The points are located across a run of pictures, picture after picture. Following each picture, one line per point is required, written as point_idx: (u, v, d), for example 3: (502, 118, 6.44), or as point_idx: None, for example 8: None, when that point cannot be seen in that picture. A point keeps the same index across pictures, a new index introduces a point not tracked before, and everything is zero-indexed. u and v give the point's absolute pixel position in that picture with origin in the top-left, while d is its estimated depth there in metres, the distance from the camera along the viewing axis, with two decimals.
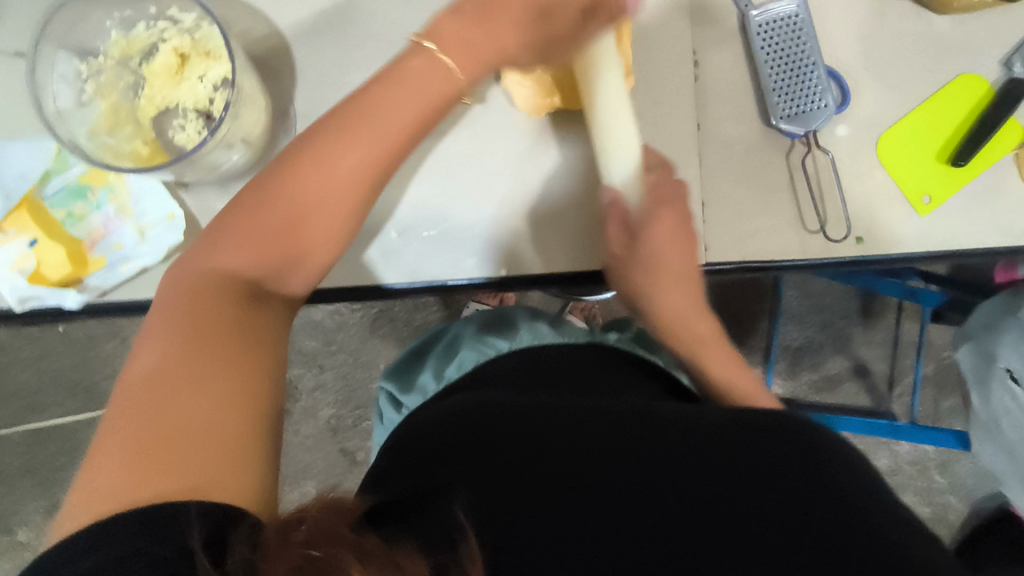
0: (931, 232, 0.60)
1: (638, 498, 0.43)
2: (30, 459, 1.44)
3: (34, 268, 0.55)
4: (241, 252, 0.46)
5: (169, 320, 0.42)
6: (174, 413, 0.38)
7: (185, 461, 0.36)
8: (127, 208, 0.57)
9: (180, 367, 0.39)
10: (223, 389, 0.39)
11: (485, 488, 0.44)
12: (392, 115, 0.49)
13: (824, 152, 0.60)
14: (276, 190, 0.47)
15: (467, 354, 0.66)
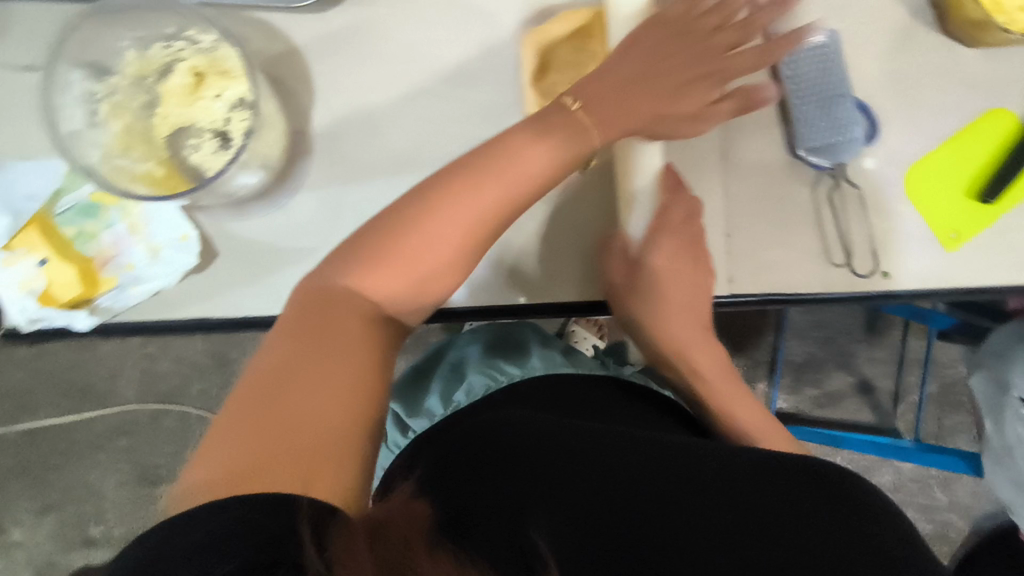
0: (955, 269, 0.59)
1: (678, 537, 0.48)
2: (24, 460, 1.42)
3: (44, 288, 0.53)
4: (378, 279, 0.49)
5: (294, 334, 0.45)
6: (288, 404, 0.41)
7: (290, 458, 0.38)
8: (139, 227, 0.56)
9: (296, 377, 0.42)
10: (332, 407, 0.41)
11: (561, 520, 0.48)
12: (523, 169, 0.51)
13: (852, 187, 0.59)
14: (398, 224, 0.50)
15: (478, 380, 0.70)
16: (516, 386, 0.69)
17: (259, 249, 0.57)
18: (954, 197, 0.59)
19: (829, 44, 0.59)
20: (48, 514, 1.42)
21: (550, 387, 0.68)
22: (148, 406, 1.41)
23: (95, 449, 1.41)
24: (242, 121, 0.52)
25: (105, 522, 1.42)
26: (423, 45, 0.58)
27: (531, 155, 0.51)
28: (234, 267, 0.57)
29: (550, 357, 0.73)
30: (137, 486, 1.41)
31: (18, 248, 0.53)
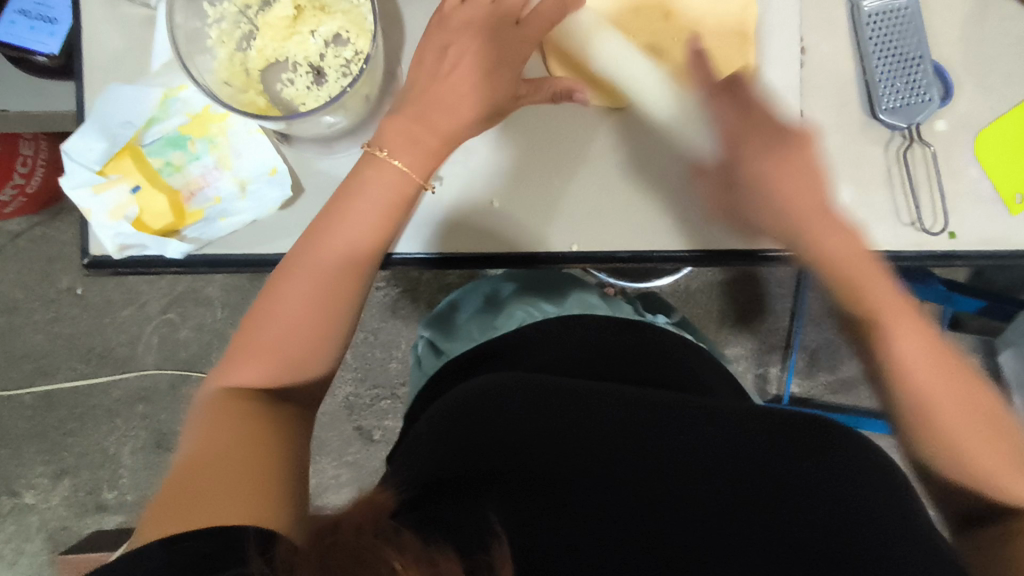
0: (1018, 231, 0.61)
1: (644, 506, 0.46)
2: (40, 423, 1.42)
3: (136, 216, 0.54)
4: (258, 359, 0.50)
5: (215, 416, 0.46)
6: (201, 459, 0.42)
7: (210, 496, 0.40)
8: (228, 161, 0.56)
9: (229, 433, 0.44)
10: (246, 449, 0.43)
11: (518, 497, 0.45)
12: (366, 209, 0.52)
13: (925, 146, 0.61)
14: (287, 273, 0.51)
15: (516, 311, 0.70)
16: (547, 322, 0.67)
17: None
18: (1021, 164, 0.61)
19: (910, 6, 0.60)
20: (63, 478, 1.41)
21: (542, 342, 0.65)
22: (166, 373, 1.41)
23: (113, 414, 1.41)
24: (336, 57, 0.53)
25: (120, 488, 1.41)
26: None
27: (387, 170, 0.52)
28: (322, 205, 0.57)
29: (588, 298, 0.72)
30: (154, 453, 1.41)
31: (112, 175, 0.54)
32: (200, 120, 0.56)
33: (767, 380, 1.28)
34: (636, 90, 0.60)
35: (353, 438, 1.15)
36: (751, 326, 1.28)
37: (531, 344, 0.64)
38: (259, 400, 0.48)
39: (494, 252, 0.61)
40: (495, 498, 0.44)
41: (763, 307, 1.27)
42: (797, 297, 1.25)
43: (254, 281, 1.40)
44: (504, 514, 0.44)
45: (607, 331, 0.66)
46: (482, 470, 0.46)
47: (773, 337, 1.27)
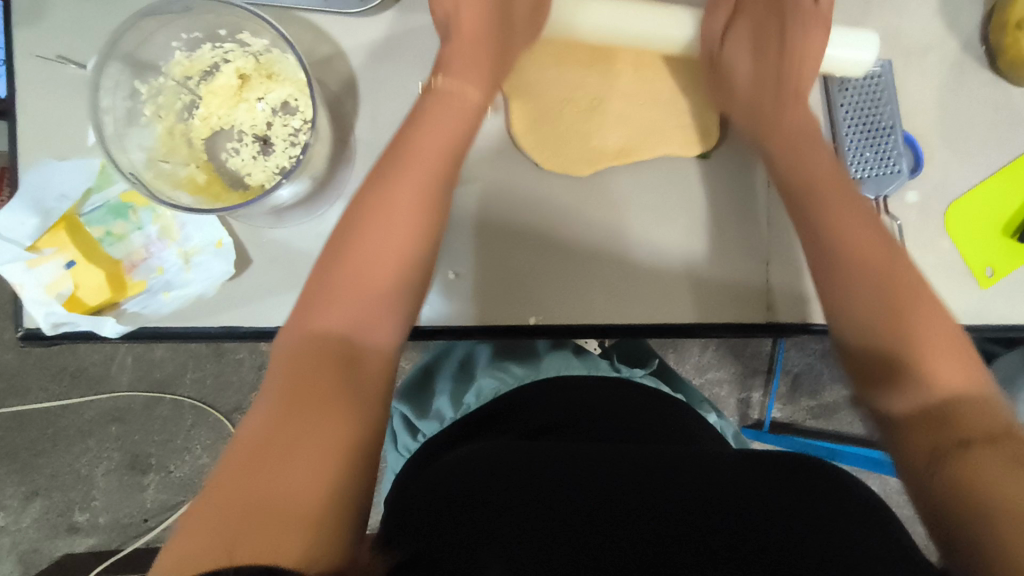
0: (990, 304, 0.59)
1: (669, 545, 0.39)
2: (11, 444, 1.39)
3: (70, 291, 0.51)
4: (338, 311, 0.45)
5: (266, 408, 0.40)
6: (262, 473, 0.37)
7: (257, 529, 0.34)
8: (172, 232, 0.54)
9: (281, 432, 0.39)
10: (314, 446, 0.38)
11: (518, 550, 0.39)
12: (429, 137, 0.50)
13: (893, 220, 0.59)
14: (358, 241, 0.47)
15: (487, 381, 0.67)
16: (524, 388, 0.65)
17: (300, 258, 0.55)
18: (990, 237, 0.59)
19: (884, 73, 0.59)
20: (34, 500, 1.38)
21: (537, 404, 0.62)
22: (141, 393, 1.38)
23: (85, 435, 1.38)
24: (284, 126, 0.51)
25: (92, 510, 1.38)
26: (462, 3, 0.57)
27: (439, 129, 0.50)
28: (275, 276, 0.55)
29: (564, 358, 0.69)
30: (127, 474, 1.39)
31: (46, 248, 0.51)
32: None
33: (749, 407, 1.27)
34: (597, 157, 0.58)
35: None
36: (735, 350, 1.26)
37: (515, 413, 0.61)
38: (336, 378, 0.42)
39: (470, 327, 0.56)
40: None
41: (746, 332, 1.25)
42: None
43: None
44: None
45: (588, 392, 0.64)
46: (475, 527, 0.41)
47: (756, 361, 1.26)
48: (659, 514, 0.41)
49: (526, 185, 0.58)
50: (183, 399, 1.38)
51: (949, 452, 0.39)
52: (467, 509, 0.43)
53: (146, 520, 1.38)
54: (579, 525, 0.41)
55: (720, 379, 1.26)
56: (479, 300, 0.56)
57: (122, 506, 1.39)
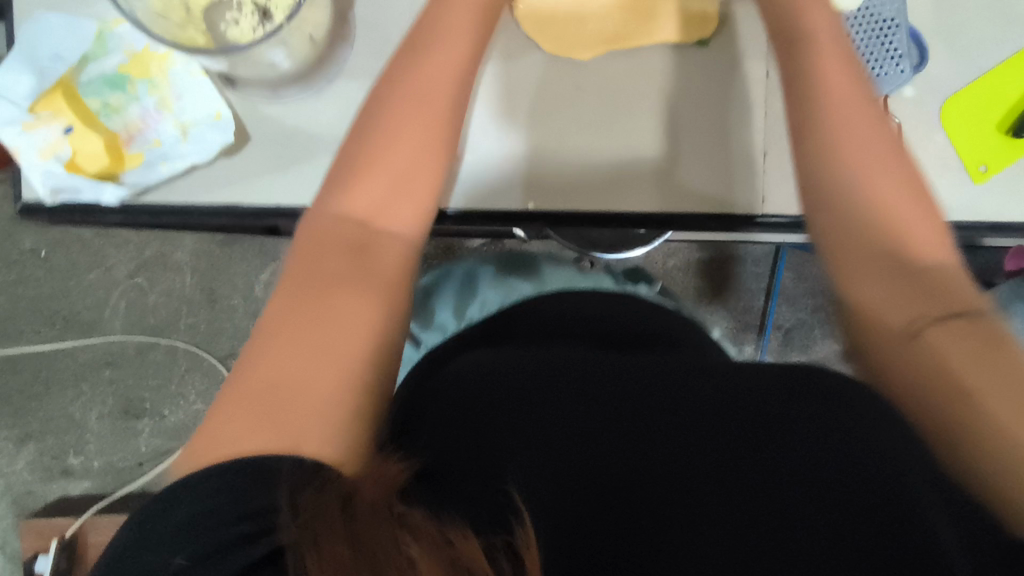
0: (981, 200, 0.60)
1: (668, 448, 0.38)
2: (5, 386, 1.39)
3: (69, 157, 0.51)
4: (360, 198, 0.46)
5: (286, 317, 0.41)
6: (277, 369, 0.39)
7: (291, 410, 0.38)
8: (169, 102, 0.53)
9: (292, 324, 0.40)
10: (329, 336, 0.40)
11: (525, 459, 0.38)
12: (456, 16, 0.52)
13: (893, 119, 0.60)
14: (384, 135, 0.48)
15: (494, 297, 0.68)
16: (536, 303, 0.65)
17: (295, 135, 0.55)
18: (985, 133, 0.60)
19: None
20: (28, 442, 1.39)
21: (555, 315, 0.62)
22: (134, 337, 1.38)
23: (79, 378, 1.38)
24: None
25: (86, 454, 1.38)
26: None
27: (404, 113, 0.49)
28: (270, 152, 0.55)
29: (568, 274, 0.69)
30: (121, 419, 1.38)
31: (43, 112, 0.51)
32: (140, 59, 0.53)
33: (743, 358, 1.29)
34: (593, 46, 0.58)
35: None
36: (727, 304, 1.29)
37: (527, 321, 0.63)
38: (353, 259, 0.44)
39: (473, 209, 0.59)
40: (517, 454, 0.38)
41: (739, 287, 1.28)
42: (772, 278, 1.25)
43: (223, 244, 1.37)
44: (520, 467, 0.38)
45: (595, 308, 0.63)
46: (477, 440, 0.39)
47: (748, 316, 1.28)
48: (687, 391, 0.40)
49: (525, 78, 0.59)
50: (176, 343, 1.37)
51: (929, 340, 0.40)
52: (489, 396, 0.41)
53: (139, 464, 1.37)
54: (607, 404, 0.40)
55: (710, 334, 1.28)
56: (479, 184, 0.59)
57: (116, 451, 1.38)
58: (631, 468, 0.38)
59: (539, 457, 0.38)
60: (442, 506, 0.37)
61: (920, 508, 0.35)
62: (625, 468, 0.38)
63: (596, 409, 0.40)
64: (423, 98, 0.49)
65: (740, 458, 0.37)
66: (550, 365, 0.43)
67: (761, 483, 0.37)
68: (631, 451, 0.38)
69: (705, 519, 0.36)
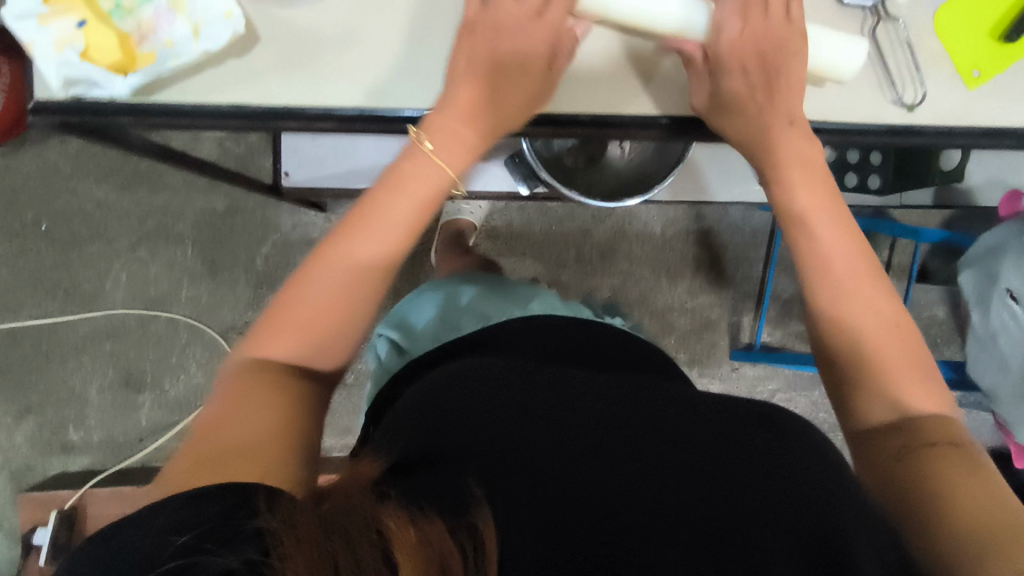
0: (973, 106, 0.61)
1: (624, 470, 0.47)
2: (5, 360, 1.38)
3: (83, 50, 0.52)
4: (344, 278, 0.54)
5: (230, 399, 0.46)
6: (220, 434, 0.43)
7: (221, 464, 0.41)
8: (181, 4, 0.54)
9: (238, 407, 0.46)
10: (268, 416, 0.45)
11: (498, 464, 0.46)
12: (444, 158, 0.57)
13: (892, 23, 0.61)
14: (350, 253, 0.55)
15: (474, 311, 0.73)
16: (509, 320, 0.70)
17: (302, 37, 0.56)
18: (978, 39, 0.61)
19: None
20: (28, 417, 1.38)
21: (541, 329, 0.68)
22: (135, 311, 1.38)
23: (79, 351, 1.38)
24: None
25: (87, 427, 1.38)
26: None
27: (395, 217, 0.56)
28: (281, 52, 0.56)
29: (550, 300, 0.76)
30: (122, 393, 1.38)
31: (55, 6, 0.51)
32: None
33: (739, 330, 1.32)
34: None
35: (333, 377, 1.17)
36: (725, 275, 1.32)
37: (503, 335, 0.67)
38: (289, 380, 0.49)
39: None
40: (481, 459, 0.47)
41: (737, 256, 1.32)
42: (767, 249, 1.31)
43: (225, 217, 1.38)
44: (482, 473, 0.46)
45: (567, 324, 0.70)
46: (463, 440, 0.48)
47: (743, 284, 1.32)
48: (638, 423, 0.50)
49: None
50: (178, 317, 1.38)
51: (919, 447, 0.49)
52: (477, 429, 0.48)
53: (141, 438, 1.38)
54: (569, 421, 0.49)
55: (709, 303, 1.32)
56: None
57: (117, 424, 1.38)
58: (575, 494, 0.46)
59: (504, 470, 0.46)
60: (409, 494, 0.42)
61: (798, 537, 0.43)
62: (570, 491, 0.46)
63: (569, 429, 0.49)
64: (380, 222, 0.56)
65: (661, 475, 0.47)
66: (530, 384, 0.51)
67: (672, 492, 0.46)
68: (580, 468, 0.47)
69: (625, 517, 0.45)
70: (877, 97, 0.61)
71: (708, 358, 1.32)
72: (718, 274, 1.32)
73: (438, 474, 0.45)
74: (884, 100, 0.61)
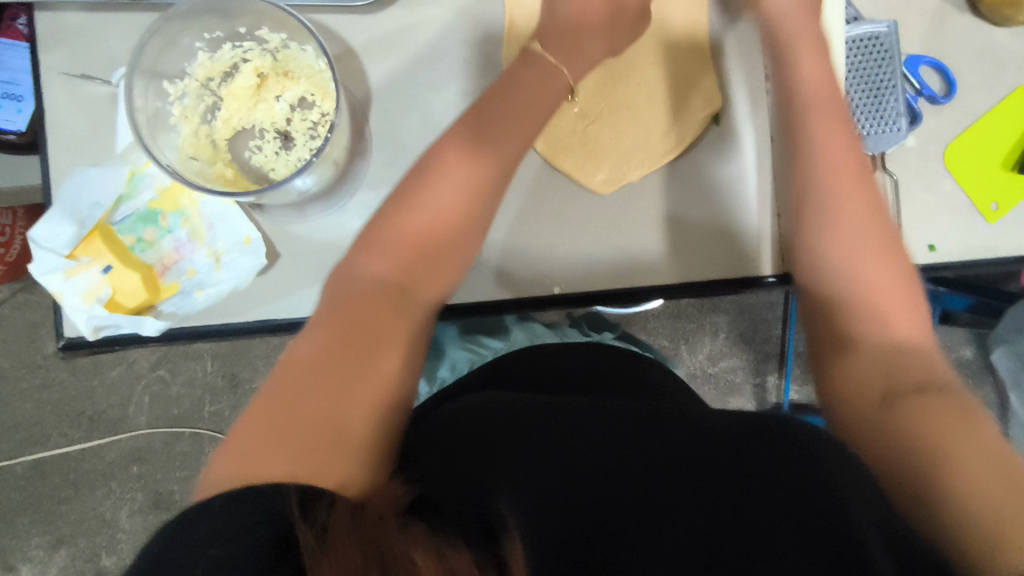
0: (997, 239, 0.61)
1: (659, 488, 0.41)
2: (33, 493, 1.37)
3: (109, 295, 0.53)
4: (403, 254, 0.48)
5: (348, 319, 0.45)
6: (299, 403, 0.41)
7: (292, 444, 0.40)
8: (201, 233, 0.55)
9: (337, 347, 0.44)
10: (368, 371, 0.44)
11: (526, 488, 0.41)
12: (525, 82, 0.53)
13: (887, 175, 0.61)
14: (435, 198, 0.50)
15: (460, 356, 0.70)
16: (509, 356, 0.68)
17: (324, 250, 0.57)
18: (991, 173, 0.61)
19: (888, 34, 0.60)
20: (60, 548, 1.37)
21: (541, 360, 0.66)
22: (161, 432, 1.37)
23: (108, 477, 1.37)
24: (303, 121, 0.53)
25: (120, 553, 1.36)
26: (414, 75, 0.58)
27: (406, 237, 0.49)
28: (302, 267, 0.57)
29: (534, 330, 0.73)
30: (152, 514, 1.36)
31: (82, 257, 0.53)
32: (169, 193, 0.55)
33: (766, 391, 1.26)
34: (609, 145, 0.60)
35: None
36: (748, 353, 1.25)
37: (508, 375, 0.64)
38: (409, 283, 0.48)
39: (505, 300, 0.59)
40: (511, 479, 0.41)
41: (758, 332, 1.25)
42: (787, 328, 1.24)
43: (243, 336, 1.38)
44: (513, 493, 0.40)
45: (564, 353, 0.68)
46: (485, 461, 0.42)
47: (770, 361, 1.25)
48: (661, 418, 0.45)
49: (535, 177, 0.60)
50: (203, 431, 1.36)
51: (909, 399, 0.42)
52: (502, 446, 0.42)
53: None
54: (590, 426, 0.44)
55: (736, 371, 1.26)
56: (506, 275, 0.59)
57: None
58: (608, 479, 0.41)
59: (530, 487, 0.41)
60: (441, 526, 0.36)
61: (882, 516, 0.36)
62: (601, 501, 0.41)
63: (602, 447, 0.42)
64: (401, 266, 0.48)
65: (700, 462, 0.41)
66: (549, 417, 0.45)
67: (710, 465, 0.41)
68: (614, 466, 0.42)
69: (667, 505, 0.40)
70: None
71: None
72: (741, 351, 1.26)
73: (462, 504, 0.38)
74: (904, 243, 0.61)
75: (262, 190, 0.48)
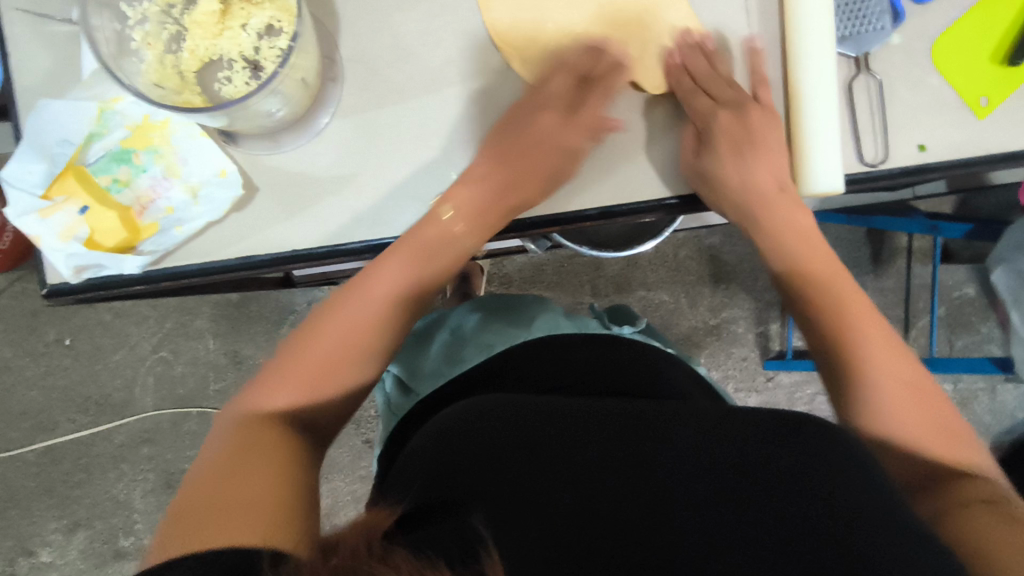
0: (987, 136, 0.60)
1: (642, 497, 0.43)
2: (46, 479, 1.38)
3: (87, 235, 0.53)
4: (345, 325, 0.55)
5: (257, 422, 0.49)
6: (220, 492, 0.43)
7: (230, 515, 0.41)
8: (175, 169, 0.54)
9: (248, 441, 0.47)
10: (284, 459, 0.46)
11: (508, 501, 0.43)
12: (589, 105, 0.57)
13: (871, 76, 0.60)
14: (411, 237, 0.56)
15: (482, 343, 0.66)
16: (529, 346, 0.65)
17: (303, 182, 0.56)
18: (980, 66, 0.60)
19: None
20: (77, 531, 1.37)
21: (550, 350, 0.65)
22: (166, 412, 1.37)
23: (118, 460, 1.37)
24: (271, 49, 0.51)
25: (137, 533, 1.37)
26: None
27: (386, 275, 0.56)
28: (279, 201, 0.56)
29: (553, 317, 0.69)
30: (165, 494, 1.37)
31: (56, 197, 0.52)
32: (141, 131, 0.54)
33: (768, 339, 1.25)
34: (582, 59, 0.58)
35: (364, 452, 1.21)
36: (747, 299, 1.24)
37: (518, 364, 0.64)
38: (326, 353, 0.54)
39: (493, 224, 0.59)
40: (491, 497, 0.43)
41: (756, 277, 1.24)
42: None
43: (241, 312, 1.37)
44: (492, 510, 0.42)
45: (572, 348, 0.65)
46: (470, 482, 0.44)
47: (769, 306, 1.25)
48: (662, 436, 0.46)
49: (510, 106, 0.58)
50: (208, 409, 1.36)
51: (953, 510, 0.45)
52: (489, 462, 0.45)
53: None
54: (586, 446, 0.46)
55: (737, 319, 1.25)
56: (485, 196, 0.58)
57: None
58: (594, 488, 0.44)
59: (511, 500, 0.43)
60: (423, 544, 0.37)
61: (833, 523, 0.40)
62: (591, 511, 0.43)
63: (585, 455, 0.45)
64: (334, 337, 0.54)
65: (681, 478, 0.44)
66: (537, 428, 0.47)
67: (689, 472, 0.44)
68: (597, 473, 0.44)
69: (648, 511, 0.43)
70: (878, 143, 0.60)
71: (743, 374, 1.25)
72: (741, 296, 1.24)
73: (449, 521, 0.41)
74: (891, 147, 0.60)
75: (219, 107, 0.47)
